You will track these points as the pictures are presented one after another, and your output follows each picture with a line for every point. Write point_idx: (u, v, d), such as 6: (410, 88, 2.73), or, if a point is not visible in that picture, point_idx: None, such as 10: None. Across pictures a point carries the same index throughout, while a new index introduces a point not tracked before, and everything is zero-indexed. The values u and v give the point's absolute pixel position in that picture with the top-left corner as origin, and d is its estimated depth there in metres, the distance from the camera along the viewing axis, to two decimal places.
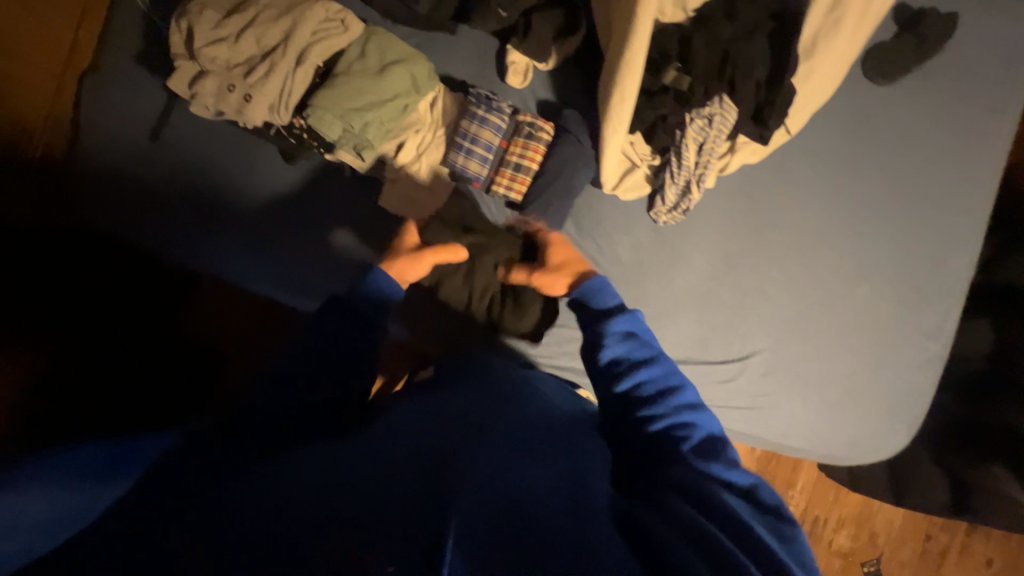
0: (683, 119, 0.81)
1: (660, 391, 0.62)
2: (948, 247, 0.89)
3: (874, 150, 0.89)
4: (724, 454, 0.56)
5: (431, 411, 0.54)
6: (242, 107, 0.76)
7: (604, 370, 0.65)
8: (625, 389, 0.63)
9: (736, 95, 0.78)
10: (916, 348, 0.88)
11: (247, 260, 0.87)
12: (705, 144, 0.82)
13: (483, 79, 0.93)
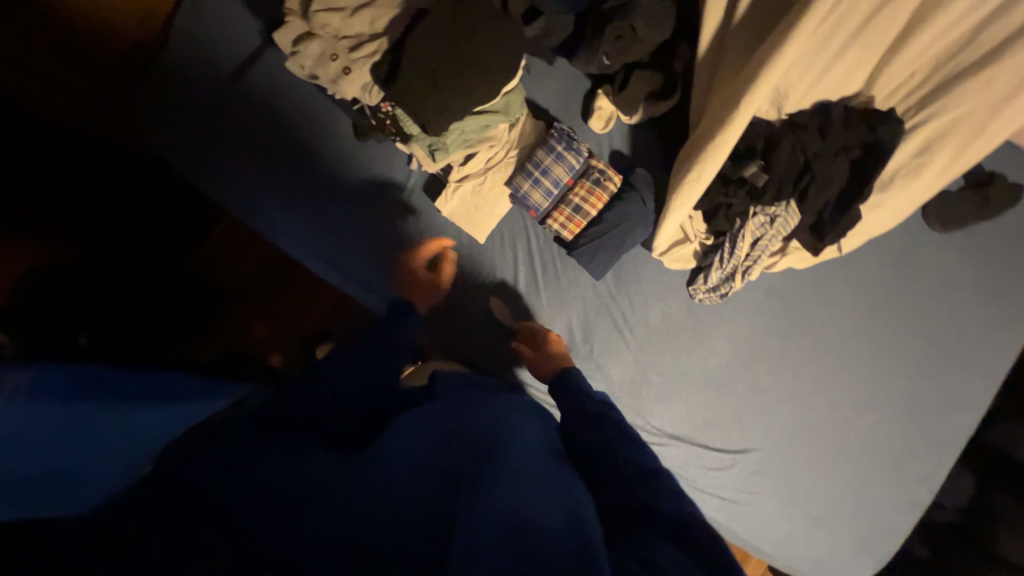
0: (747, 210, 0.81)
1: (631, 445, 0.61)
2: (957, 402, 0.92)
3: (912, 288, 0.91)
4: (686, 497, 0.51)
5: (425, 429, 0.51)
6: (338, 78, 0.76)
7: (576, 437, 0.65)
8: (596, 439, 0.62)
9: (804, 204, 0.79)
10: (906, 490, 0.90)
11: (282, 211, 0.88)
12: (761, 240, 0.83)
13: (566, 113, 0.94)
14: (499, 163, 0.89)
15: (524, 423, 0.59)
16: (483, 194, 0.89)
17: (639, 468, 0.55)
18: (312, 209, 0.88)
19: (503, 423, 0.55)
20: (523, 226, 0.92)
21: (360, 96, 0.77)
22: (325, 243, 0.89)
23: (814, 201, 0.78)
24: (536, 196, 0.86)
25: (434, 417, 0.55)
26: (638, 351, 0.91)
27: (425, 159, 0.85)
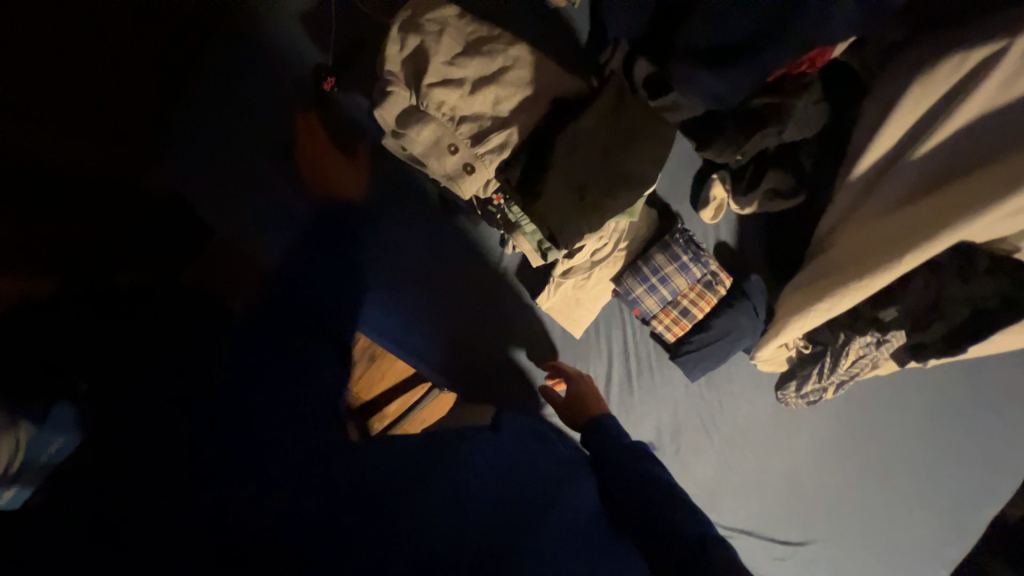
0: (862, 334, 0.79)
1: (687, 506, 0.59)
2: (992, 499, 1.00)
3: (972, 397, 0.97)
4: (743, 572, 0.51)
5: (493, 473, 0.54)
6: (456, 173, 0.64)
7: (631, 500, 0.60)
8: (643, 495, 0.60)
9: (915, 334, 0.79)
10: (936, 573, 1.00)
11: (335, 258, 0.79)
12: (863, 359, 0.81)
13: (675, 198, 0.86)
14: (607, 259, 0.80)
15: (573, 477, 0.62)
16: (586, 290, 0.81)
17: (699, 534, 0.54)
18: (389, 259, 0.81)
19: (562, 484, 0.59)
20: (618, 321, 0.86)
21: (476, 194, 0.66)
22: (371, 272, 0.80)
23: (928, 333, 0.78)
24: (648, 301, 0.81)
25: (496, 452, 0.58)
26: (721, 451, 0.91)
27: (533, 257, 0.74)
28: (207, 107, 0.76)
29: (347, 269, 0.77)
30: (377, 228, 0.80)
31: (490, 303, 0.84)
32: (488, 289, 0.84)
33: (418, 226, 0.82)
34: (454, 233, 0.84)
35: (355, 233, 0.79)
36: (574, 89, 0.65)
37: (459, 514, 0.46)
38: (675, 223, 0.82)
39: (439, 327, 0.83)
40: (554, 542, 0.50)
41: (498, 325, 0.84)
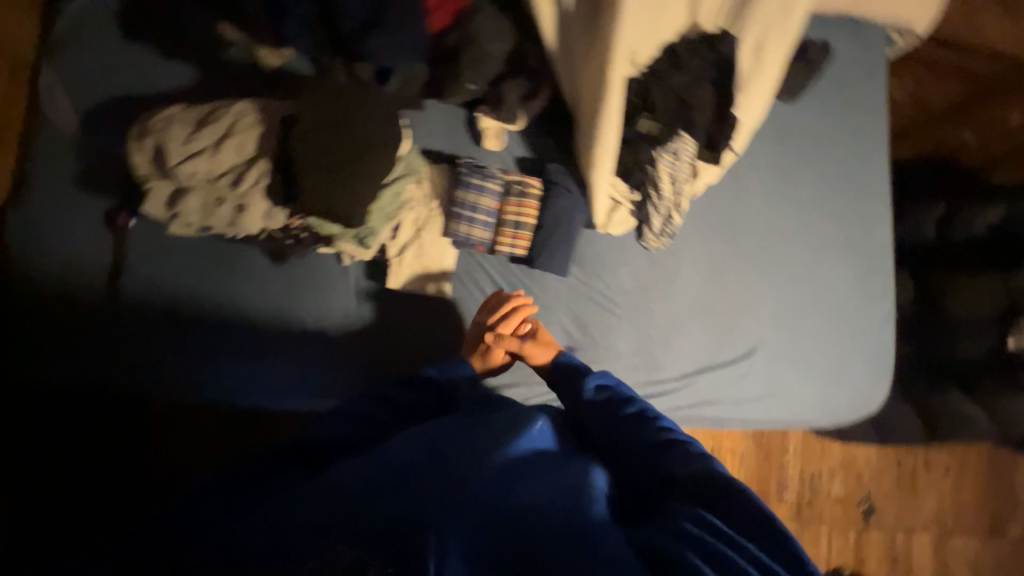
0: (656, 155, 0.91)
1: (647, 417, 0.68)
2: (872, 220, 1.09)
3: (798, 155, 1.06)
4: (701, 458, 0.60)
5: (421, 447, 0.56)
6: (235, 218, 0.72)
7: (601, 410, 0.69)
8: (610, 415, 0.68)
9: (693, 130, 0.89)
10: (874, 308, 1.05)
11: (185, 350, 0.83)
12: (674, 175, 0.92)
13: (460, 147, 0.97)
14: (428, 220, 0.88)
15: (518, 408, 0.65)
16: (428, 255, 0.88)
17: (658, 441, 0.63)
18: (229, 324, 0.85)
19: (514, 419, 0.60)
20: (476, 266, 0.92)
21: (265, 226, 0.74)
22: (225, 344, 0.84)
23: (700, 126, 0.89)
24: (477, 232, 0.89)
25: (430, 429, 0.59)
26: (629, 319, 0.96)
27: (359, 251, 0.84)
28: (20, 299, 0.80)
29: (234, 380, 0.85)
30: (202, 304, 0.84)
31: (365, 336, 0.88)
32: (356, 325, 0.89)
33: (263, 309, 0.86)
34: (300, 294, 0.87)
35: (223, 351, 0.85)
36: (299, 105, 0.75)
37: (434, 465, 0.52)
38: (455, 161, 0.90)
39: (334, 382, 0.87)
40: (529, 454, 0.55)
41: (384, 351, 0.89)
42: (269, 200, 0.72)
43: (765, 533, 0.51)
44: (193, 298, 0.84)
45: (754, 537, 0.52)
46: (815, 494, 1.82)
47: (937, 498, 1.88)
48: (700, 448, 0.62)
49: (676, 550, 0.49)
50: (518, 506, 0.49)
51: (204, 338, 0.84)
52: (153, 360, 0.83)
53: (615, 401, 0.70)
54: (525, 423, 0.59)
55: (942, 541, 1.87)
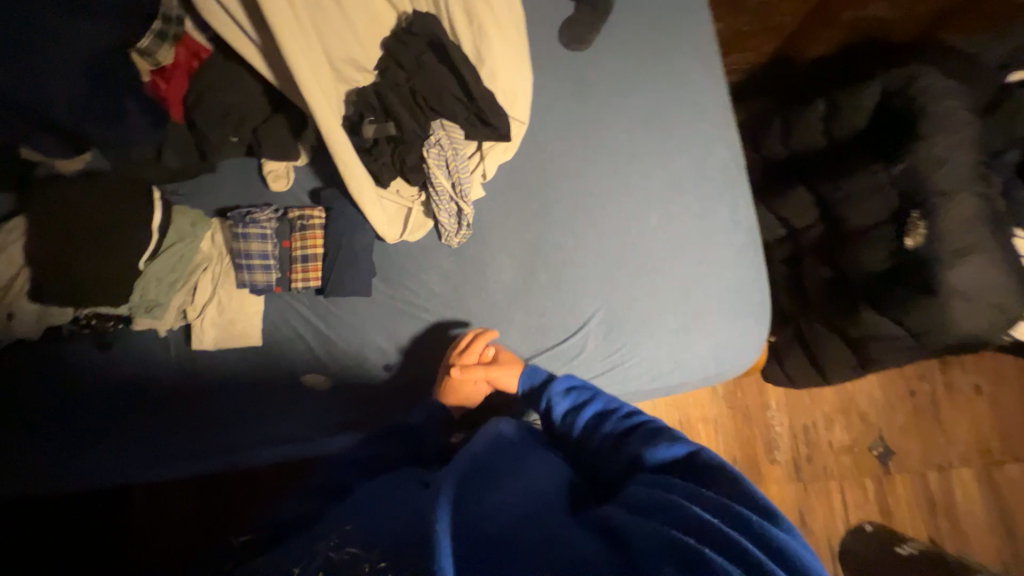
0: (421, 152, 0.86)
1: (607, 416, 0.74)
2: (711, 146, 0.96)
3: (605, 102, 0.97)
4: (669, 435, 0.66)
5: (381, 495, 0.62)
6: (10, 326, 0.81)
7: (575, 415, 0.75)
8: (577, 427, 0.74)
9: (449, 115, 0.86)
10: (726, 243, 0.92)
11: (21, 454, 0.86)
12: (450, 164, 0.87)
13: (253, 194, 0.98)
14: (222, 276, 0.91)
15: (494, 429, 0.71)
16: (229, 308, 0.90)
17: (625, 435, 0.70)
18: (61, 421, 0.88)
19: (493, 439, 0.68)
20: (281, 307, 0.93)
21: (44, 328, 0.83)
22: (61, 439, 0.87)
23: (451, 112, 0.85)
24: (260, 276, 0.90)
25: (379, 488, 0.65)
26: (447, 318, 0.93)
27: (154, 322, 0.88)
28: None
29: (82, 471, 0.87)
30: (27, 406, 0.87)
31: (202, 397, 0.91)
32: (189, 390, 0.91)
33: (100, 398, 0.89)
34: (127, 373, 0.90)
35: (76, 448, 0.88)
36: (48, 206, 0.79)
37: (396, 510, 0.56)
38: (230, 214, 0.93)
39: (180, 451, 0.89)
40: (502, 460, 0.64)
41: (223, 408, 0.91)
42: (34, 302, 0.80)
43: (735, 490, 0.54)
44: (24, 402, 0.87)
45: (728, 486, 0.56)
46: (814, 447, 1.61)
47: (969, 422, 1.61)
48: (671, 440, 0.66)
49: (636, 516, 0.52)
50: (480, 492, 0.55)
51: (51, 441, 0.87)
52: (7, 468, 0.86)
53: (575, 405, 0.77)
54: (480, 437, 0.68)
55: (989, 470, 1.59)
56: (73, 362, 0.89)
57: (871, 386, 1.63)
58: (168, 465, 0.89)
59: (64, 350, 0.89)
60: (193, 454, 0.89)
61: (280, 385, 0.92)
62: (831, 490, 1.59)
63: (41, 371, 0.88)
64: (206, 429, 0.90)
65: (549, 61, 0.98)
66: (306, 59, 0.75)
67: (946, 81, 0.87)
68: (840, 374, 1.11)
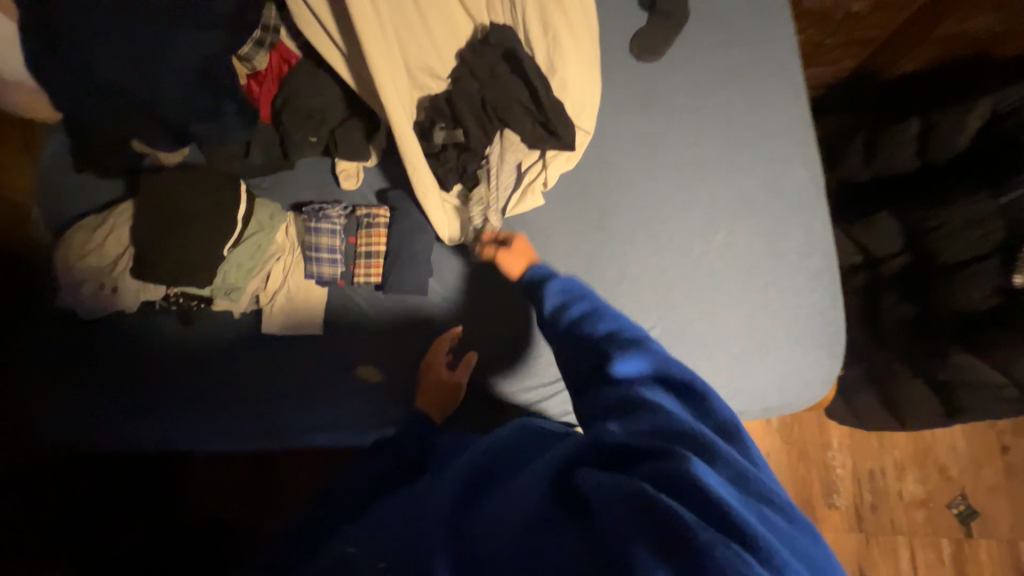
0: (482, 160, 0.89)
1: (608, 333, 0.61)
2: (787, 164, 0.91)
3: (674, 114, 0.94)
4: (680, 387, 0.53)
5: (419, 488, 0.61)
6: (114, 298, 0.90)
7: (566, 330, 0.65)
8: (565, 329, 0.65)
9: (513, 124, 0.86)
10: (799, 267, 0.86)
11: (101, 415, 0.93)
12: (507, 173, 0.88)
13: (326, 192, 1.04)
14: (293, 266, 0.97)
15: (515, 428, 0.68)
16: (297, 297, 0.96)
17: (624, 363, 0.58)
18: (135, 390, 0.94)
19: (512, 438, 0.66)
20: (342, 300, 0.97)
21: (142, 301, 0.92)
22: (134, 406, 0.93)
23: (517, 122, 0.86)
24: (327, 269, 0.95)
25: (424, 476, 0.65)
26: (497, 326, 0.94)
27: (232, 304, 0.95)
28: None
29: (156, 437, 0.94)
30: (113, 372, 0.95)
31: (262, 380, 0.95)
32: (253, 372, 0.96)
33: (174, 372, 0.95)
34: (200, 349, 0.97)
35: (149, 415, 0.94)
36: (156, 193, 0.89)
37: (420, 504, 0.56)
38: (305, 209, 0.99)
39: (242, 428, 0.95)
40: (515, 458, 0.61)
41: (280, 390, 0.95)
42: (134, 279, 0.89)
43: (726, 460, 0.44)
44: (106, 367, 0.94)
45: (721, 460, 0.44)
46: (879, 496, 1.47)
47: None
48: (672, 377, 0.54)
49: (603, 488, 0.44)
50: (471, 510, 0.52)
51: (127, 407, 0.94)
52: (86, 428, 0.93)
53: (568, 310, 0.67)
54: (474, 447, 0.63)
55: None
56: (155, 335, 0.96)
57: (952, 435, 1.46)
58: (230, 440, 0.95)
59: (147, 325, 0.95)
60: (253, 432, 0.95)
61: (332, 375, 0.96)
62: (897, 547, 1.44)
63: (123, 342, 0.95)
64: (263, 409, 0.95)
65: (619, 72, 0.97)
66: (388, 62, 0.78)
67: None
68: (921, 420, 1.00)
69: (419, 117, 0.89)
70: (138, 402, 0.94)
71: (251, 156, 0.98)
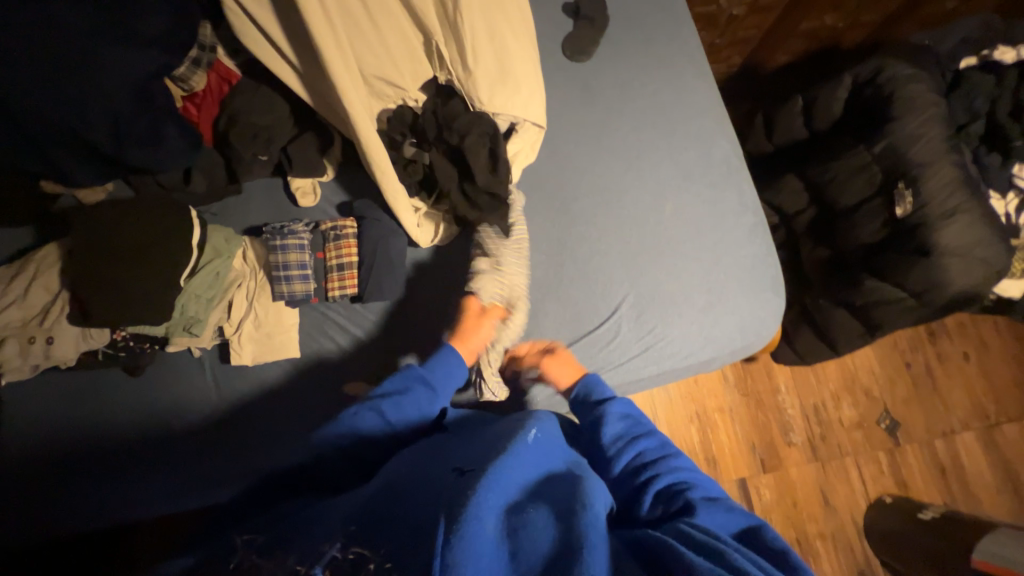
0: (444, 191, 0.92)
1: (658, 458, 0.71)
2: (711, 138, 1.04)
3: (610, 106, 1.05)
4: (723, 500, 0.64)
5: (409, 475, 0.60)
6: (48, 352, 0.79)
7: (627, 445, 0.72)
8: (625, 463, 0.71)
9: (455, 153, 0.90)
10: (737, 224, 0.99)
11: (66, 483, 0.85)
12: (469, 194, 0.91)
13: (282, 212, 1.01)
14: (258, 290, 0.92)
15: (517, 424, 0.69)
16: (267, 321, 0.91)
17: (679, 483, 0.67)
18: (102, 448, 0.87)
19: (511, 430, 0.67)
20: (318, 318, 0.94)
21: (82, 350, 0.81)
22: (104, 466, 0.86)
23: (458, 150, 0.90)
24: (299, 286, 0.91)
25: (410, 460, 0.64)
26: None
27: (193, 340, 0.87)
28: None
29: (125, 498, 0.86)
30: (70, 435, 0.87)
31: (239, 415, 0.90)
32: (229, 408, 0.90)
33: (135, 424, 0.88)
34: (165, 396, 0.90)
35: (117, 476, 0.86)
36: (88, 226, 0.80)
37: (416, 496, 0.55)
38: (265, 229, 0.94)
39: (225, 470, 0.88)
40: (528, 458, 0.62)
41: (262, 422, 0.89)
42: (74, 324, 0.79)
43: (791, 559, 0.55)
44: (64, 431, 0.87)
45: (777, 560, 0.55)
46: (825, 426, 1.67)
47: (963, 388, 1.71)
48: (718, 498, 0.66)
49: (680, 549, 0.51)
50: (519, 499, 0.55)
51: (92, 468, 0.86)
52: (47, 505, 0.84)
53: (623, 429, 0.75)
54: (522, 432, 0.66)
55: (990, 432, 1.67)
56: (113, 387, 0.89)
57: (869, 361, 1.71)
58: (211, 487, 0.87)
59: (104, 376, 0.89)
60: (237, 473, 0.88)
61: (318, 398, 0.90)
62: (846, 466, 1.64)
63: (77, 399, 0.88)
64: (246, 445, 0.88)
65: (557, 73, 1.06)
66: (345, 67, 0.79)
67: (908, 68, 0.99)
68: (850, 344, 1.17)
69: (384, 129, 0.91)
70: (107, 461, 0.86)
71: (194, 184, 0.94)
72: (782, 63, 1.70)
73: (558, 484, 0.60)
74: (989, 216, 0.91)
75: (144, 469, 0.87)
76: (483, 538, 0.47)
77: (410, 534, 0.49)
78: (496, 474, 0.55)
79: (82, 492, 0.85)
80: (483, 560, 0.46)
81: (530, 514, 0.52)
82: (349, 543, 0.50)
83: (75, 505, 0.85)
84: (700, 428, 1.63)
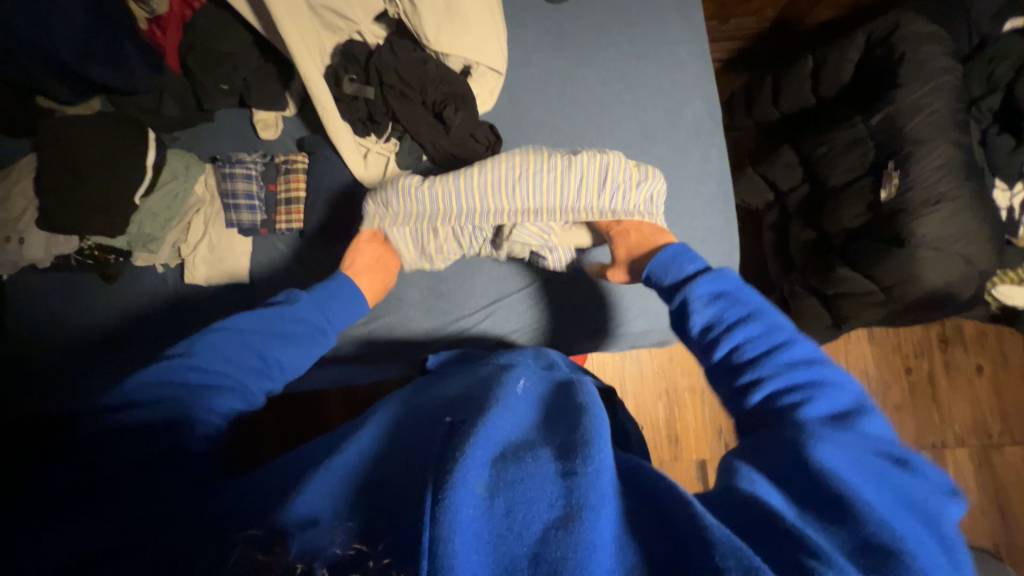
0: (396, 138, 0.94)
1: (764, 349, 0.52)
2: (684, 97, 0.96)
3: (582, 53, 0.98)
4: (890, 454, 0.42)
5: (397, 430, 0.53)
6: (22, 249, 0.89)
7: (721, 336, 0.56)
8: (721, 352, 0.55)
9: (398, 99, 0.89)
10: (694, 193, 0.93)
11: (49, 368, 0.98)
12: (422, 138, 0.91)
13: (245, 142, 1.02)
14: (213, 217, 0.97)
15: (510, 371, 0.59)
16: (217, 245, 0.96)
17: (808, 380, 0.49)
18: (77, 342, 0.98)
19: (491, 377, 0.59)
20: (265, 247, 0.99)
21: (51, 251, 0.90)
22: (80, 359, 0.98)
23: (402, 100, 0.89)
24: (246, 215, 0.96)
25: (395, 412, 0.56)
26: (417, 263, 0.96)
27: (150, 256, 0.97)
28: None
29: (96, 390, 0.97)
30: (56, 328, 0.99)
31: (188, 330, 0.98)
32: (183, 322, 0.98)
33: (106, 324, 0.99)
34: (131, 305, 0.99)
35: (89, 370, 0.98)
36: (54, 139, 0.85)
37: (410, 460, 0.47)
38: (219, 158, 0.99)
39: None
40: (520, 407, 0.52)
41: None
42: (43, 230, 0.87)
43: (888, 468, 0.41)
44: (51, 325, 0.99)
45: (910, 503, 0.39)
46: None
47: (966, 402, 1.58)
48: (841, 384, 0.49)
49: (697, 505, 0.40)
50: (516, 449, 0.46)
51: (73, 361, 0.98)
52: (34, 386, 0.98)
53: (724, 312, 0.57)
54: (511, 381, 0.57)
55: (985, 451, 1.55)
56: (92, 291, 0.99)
57: (865, 362, 1.60)
58: None
59: (82, 279, 0.99)
60: None
61: None
62: None
63: (57, 295, 0.99)
64: None
65: (528, 15, 0.99)
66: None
67: (926, 26, 0.86)
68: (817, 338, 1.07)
69: (332, 63, 0.90)
70: (83, 356, 0.98)
71: (164, 108, 0.96)
72: (822, 18, 1.49)
73: (555, 425, 0.51)
74: (978, 207, 0.82)
75: (112, 365, 0.98)
76: (467, 511, 0.39)
77: (399, 505, 0.43)
78: (486, 429, 0.46)
79: (63, 376, 0.98)
80: (468, 533, 0.38)
81: (529, 465, 0.44)
82: (351, 532, 0.41)
83: (57, 387, 0.98)
84: (667, 407, 1.42)
